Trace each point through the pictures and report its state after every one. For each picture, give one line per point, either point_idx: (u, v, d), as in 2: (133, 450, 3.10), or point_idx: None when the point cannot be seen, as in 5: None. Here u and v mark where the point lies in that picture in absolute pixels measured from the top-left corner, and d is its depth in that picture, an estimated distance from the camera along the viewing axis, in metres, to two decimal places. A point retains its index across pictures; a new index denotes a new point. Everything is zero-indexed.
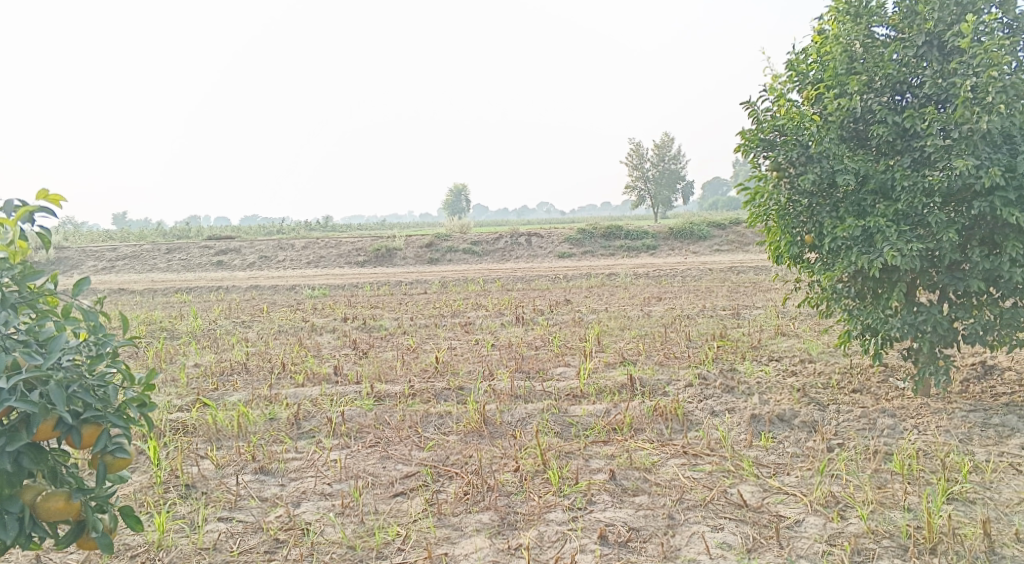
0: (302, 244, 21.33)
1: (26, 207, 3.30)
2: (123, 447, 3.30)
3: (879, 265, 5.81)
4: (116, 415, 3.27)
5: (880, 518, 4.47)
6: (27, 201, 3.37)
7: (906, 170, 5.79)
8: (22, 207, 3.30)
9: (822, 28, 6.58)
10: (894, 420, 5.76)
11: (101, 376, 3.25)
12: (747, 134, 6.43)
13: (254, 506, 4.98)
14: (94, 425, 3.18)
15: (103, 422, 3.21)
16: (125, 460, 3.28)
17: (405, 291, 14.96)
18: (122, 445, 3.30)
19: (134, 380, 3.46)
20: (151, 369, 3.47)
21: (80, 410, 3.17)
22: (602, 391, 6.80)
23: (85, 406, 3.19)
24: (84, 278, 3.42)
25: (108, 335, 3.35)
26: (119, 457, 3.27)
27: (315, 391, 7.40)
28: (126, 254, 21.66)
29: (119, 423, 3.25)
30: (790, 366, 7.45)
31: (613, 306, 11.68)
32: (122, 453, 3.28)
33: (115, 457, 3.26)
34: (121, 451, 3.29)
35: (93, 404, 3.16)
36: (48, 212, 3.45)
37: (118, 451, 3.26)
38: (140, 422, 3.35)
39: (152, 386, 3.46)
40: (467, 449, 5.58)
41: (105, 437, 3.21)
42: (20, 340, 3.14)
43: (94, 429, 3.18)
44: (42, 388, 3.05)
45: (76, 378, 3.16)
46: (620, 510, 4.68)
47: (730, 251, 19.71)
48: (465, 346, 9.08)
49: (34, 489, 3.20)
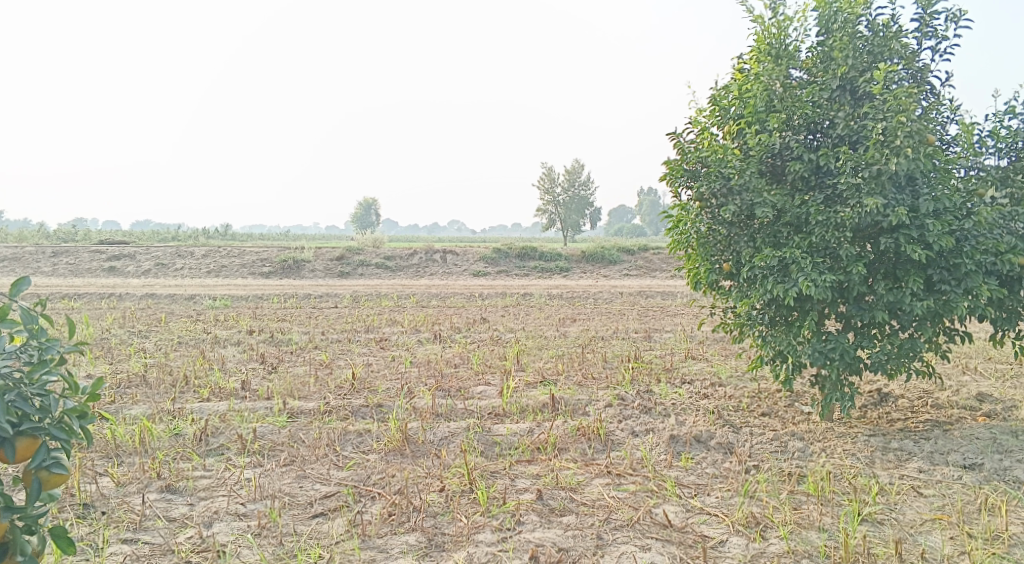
0: (204, 252, 20.49)
1: None
2: (61, 463, 3.00)
3: (794, 295, 6.05)
4: (56, 427, 2.99)
5: (799, 539, 4.64)
6: None
7: (819, 206, 6.08)
8: None
9: (742, 67, 6.88)
10: (804, 444, 6.00)
11: (42, 384, 2.97)
12: (672, 164, 6.61)
13: (162, 526, 4.69)
14: (30, 438, 2.92)
15: (41, 435, 2.94)
16: (61, 476, 2.99)
17: (314, 305, 14.56)
18: (60, 460, 3.00)
19: (78, 389, 3.14)
20: (96, 378, 3.14)
21: (15, 421, 2.91)
22: (524, 410, 6.79)
23: (22, 418, 2.92)
24: (24, 278, 3.14)
25: (53, 339, 3.02)
26: (56, 473, 2.98)
27: (223, 406, 7.08)
28: (8, 255, 20.23)
29: (59, 436, 2.97)
30: (702, 389, 7.66)
31: (528, 326, 11.74)
32: (59, 469, 2.99)
33: (51, 473, 2.97)
34: (58, 466, 3.00)
35: (30, 413, 2.90)
36: None
37: (55, 467, 2.97)
38: (82, 434, 3.08)
39: (98, 397, 3.14)
40: (389, 468, 5.45)
41: (42, 451, 2.94)
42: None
43: (30, 442, 2.91)
44: None
45: (13, 387, 2.88)
46: (549, 531, 4.68)
47: (639, 276, 20.20)
48: (381, 362, 8.90)
49: None
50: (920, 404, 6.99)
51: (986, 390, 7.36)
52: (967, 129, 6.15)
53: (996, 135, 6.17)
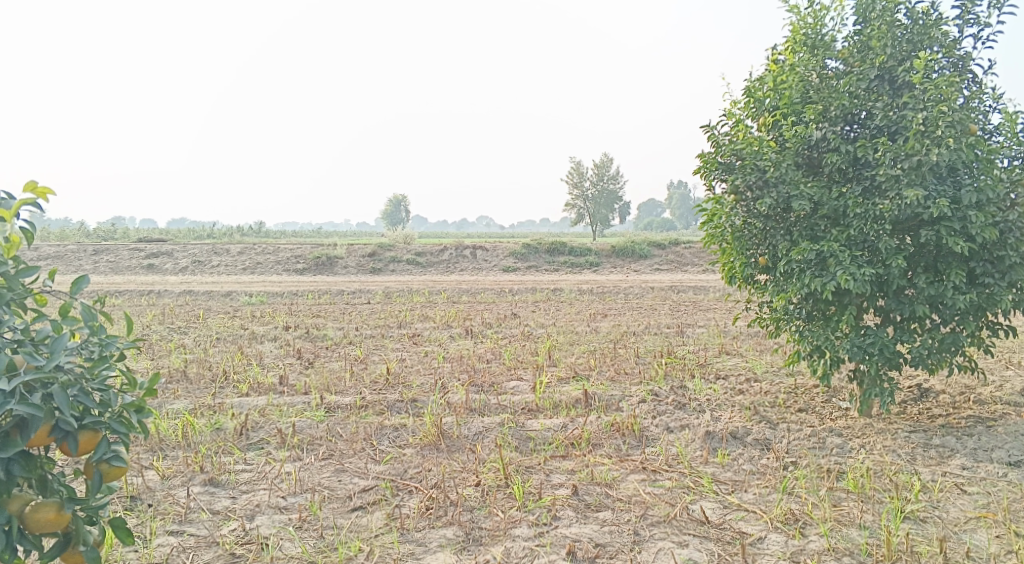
0: (239, 249, 20.79)
1: (23, 201, 3.04)
2: (119, 456, 3.07)
3: (832, 288, 5.97)
4: (116, 421, 3.03)
5: (839, 536, 4.61)
6: (16, 194, 3.09)
7: (858, 198, 6.00)
8: (18, 201, 3.04)
9: (776, 58, 6.80)
10: (842, 440, 5.94)
11: (102, 380, 3.01)
12: (706, 158, 6.57)
13: (205, 519, 4.79)
14: (92, 432, 2.95)
15: (102, 429, 2.97)
16: (120, 469, 3.06)
17: (347, 301, 14.71)
18: (119, 453, 3.06)
19: (135, 384, 3.19)
20: (152, 373, 3.21)
21: (78, 416, 2.95)
22: (558, 405, 6.81)
23: (84, 412, 2.95)
24: (82, 277, 3.21)
25: (112, 336, 3.09)
26: (115, 466, 3.05)
27: (261, 401, 7.19)
28: (50, 253, 20.71)
29: (119, 430, 3.02)
30: (737, 384, 7.60)
31: (560, 321, 11.75)
32: (119, 462, 3.06)
33: (110, 466, 3.04)
34: (117, 460, 3.06)
35: (94, 408, 2.93)
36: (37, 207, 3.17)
37: (114, 460, 3.04)
38: (140, 429, 3.12)
39: (154, 392, 3.20)
40: (426, 463, 5.50)
41: (104, 445, 2.98)
42: (15, 340, 2.90)
43: (92, 436, 2.94)
44: (43, 391, 2.82)
45: (77, 381, 2.92)
46: (585, 526, 4.69)
47: (670, 270, 20.09)
48: (414, 357, 8.97)
49: (22, 498, 2.94)
50: (961, 399, 6.87)
51: None
52: (1010, 118, 6.02)
53: None
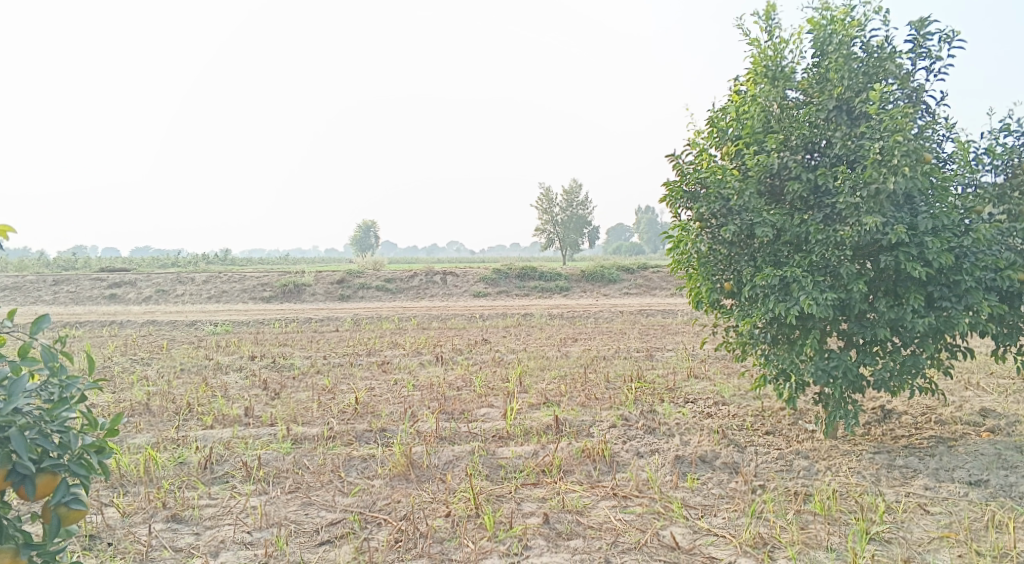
0: (205, 277, 20.52)
1: None
2: (79, 499, 2.96)
3: (795, 313, 6.06)
4: (77, 462, 2.97)
5: (807, 559, 4.64)
6: None
7: (819, 225, 6.12)
8: None
9: (738, 88, 6.94)
10: (809, 462, 6.01)
11: (62, 421, 2.94)
12: (672, 186, 6.66)
13: (168, 557, 4.68)
14: (50, 474, 2.89)
15: (60, 471, 2.91)
16: (79, 512, 2.93)
17: (316, 329, 14.57)
18: (79, 496, 2.96)
19: (96, 425, 3.11)
20: (115, 413, 3.14)
21: (36, 458, 2.89)
22: (528, 432, 6.79)
23: (42, 454, 2.89)
24: (43, 316, 3.15)
25: (73, 376, 3.02)
26: (74, 509, 2.93)
27: (227, 433, 7.06)
28: (9, 284, 20.24)
29: (79, 472, 2.94)
30: (706, 408, 7.66)
31: (529, 347, 11.75)
32: (78, 505, 2.94)
33: (69, 509, 2.92)
34: (77, 502, 2.96)
35: (52, 451, 2.86)
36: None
37: (75, 502, 2.92)
38: (101, 471, 3.04)
39: (117, 431, 3.12)
40: (395, 494, 5.44)
41: (63, 488, 2.91)
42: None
43: (50, 479, 2.88)
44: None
45: (33, 424, 2.85)
46: (556, 555, 4.67)
47: (639, 295, 20.24)
48: (383, 386, 8.90)
49: None
50: (923, 420, 6.99)
51: (988, 405, 7.36)
52: (963, 147, 6.21)
53: (993, 152, 6.23)
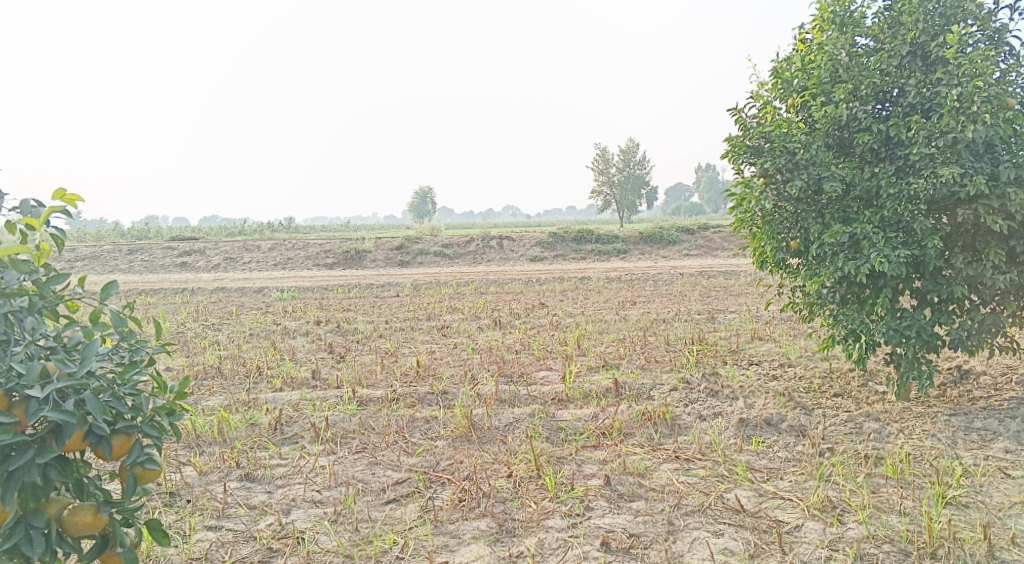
0: (270, 245, 20.99)
1: (50, 210, 3.02)
2: (153, 459, 3.06)
3: (866, 271, 5.84)
4: (149, 425, 3.03)
5: (879, 523, 4.52)
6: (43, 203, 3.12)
7: (890, 178, 5.84)
8: (46, 210, 3.02)
9: (804, 37, 6.66)
10: (880, 425, 5.84)
11: (134, 384, 3.02)
12: (734, 141, 6.46)
13: (242, 514, 4.82)
14: (125, 436, 2.95)
15: (134, 432, 2.97)
16: (155, 471, 3.04)
17: (377, 294, 14.78)
18: (153, 456, 3.05)
19: (165, 388, 3.21)
20: (182, 377, 3.23)
21: (111, 420, 2.93)
22: (588, 395, 6.78)
23: (115, 416, 2.94)
24: (112, 283, 3.24)
25: (141, 342, 3.14)
26: (149, 469, 3.03)
27: (296, 395, 7.25)
28: (87, 254, 21.05)
29: (152, 434, 3.01)
30: (771, 370, 7.50)
31: (588, 310, 11.70)
32: (153, 465, 3.04)
33: (145, 469, 3.02)
34: (152, 462, 3.05)
35: (127, 413, 2.93)
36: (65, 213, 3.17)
37: (149, 463, 3.02)
38: (172, 432, 3.13)
39: (185, 395, 3.22)
40: (457, 455, 5.51)
41: (137, 449, 2.97)
42: (46, 348, 2.90)
43: (126, 439, 2.94)
44: (76, 397, 2.83)
45: (108, 386, 2.93)
46: (619, 516, 4.66)
47: (699, 256, 19.88)
48: (444, 349, 8.99)
49: (60, 502, 2.92)
50: (1002, 381, 6.71)
51: None
52: None
53: None
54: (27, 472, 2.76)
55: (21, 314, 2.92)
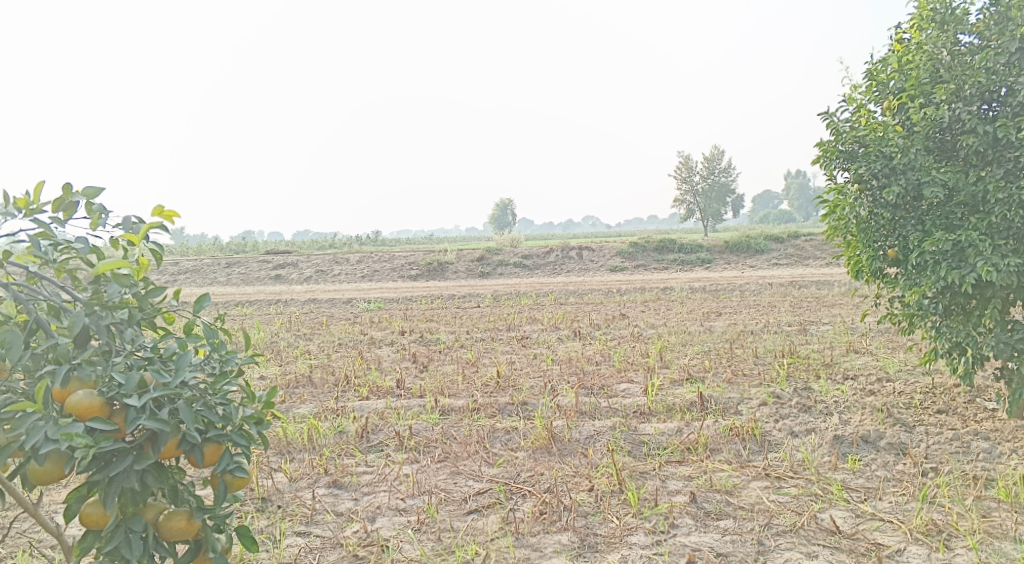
0: (357, 258, 21.51)
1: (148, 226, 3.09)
2: (242, 467, 3.12)
3: (971, 281, 5.49)
4: (238, 433, 3.08)
5: (990, 550, 4.22)
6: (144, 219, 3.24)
7: (999, 182, 5.46)
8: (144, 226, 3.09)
9: (901, 36, 6.36)
10: (990, 445, 5.48)
11: (225, 393, 3.07)
12: (826, 146, 6.22)
13: (330, 520, 4.89)
14: (215, 444, 3.01)
15: (225, 440, 3.02)
16: (243, 479, 3.12)
17: (459, 305, 14.91)
18: (242, 464, 3.12)
19: (254, 397, 3.25)
20: (271, 387, 3.26)
21: (203, 428, 3.00)
22: (672, 408, 6.62)
23: (208, 425, 3.01)
24: (204, 296, 3.33)
25: (232, 352, 3.20)
26: (239, 476, 3.11)
27: (381, 404, 7.36)
28: (188, 267, 22.06)
29: (241, 442, 3.06)
30: (867, 385, 7.15)
31: (671, 321, 11.48)
32: (242, 473, 3.13)
33: (235, 476, 3.10)
34: (241, 470, 3.12)
35: (217, 422, 2.98)
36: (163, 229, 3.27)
37: (238, 472, 3.08)
38: (261, 440, 3.16)
39: (273, 404, 3.25)
40: (538, 466, 5.46)
41: (227, 457, 3.04)
42: (144, 359, 3.00)
43: (216, 447, 3.01)
44: (171, 406, 2.89)
45: (200, 396, 2.99)
46: (705, 535, 4.50)
47: (788, 265, 19.22)
48: (524, 360, 8.97)
49: (156, 506, 3.02)
50: None
51: None
52: None
53: None
54: (126, 478, 2.86)
55: (122, 326, 3.04)
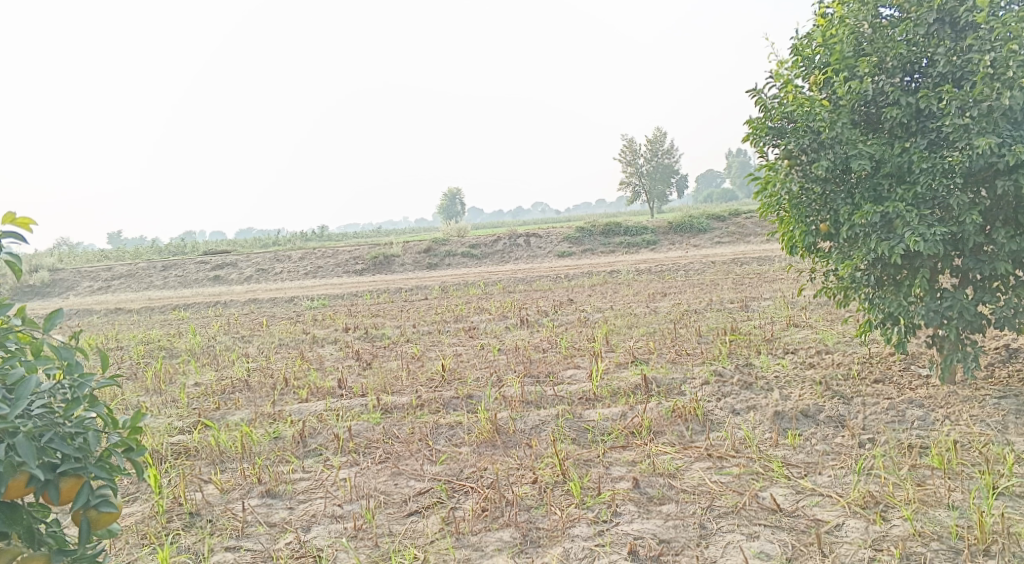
0: (300, 255, 21.05)
1: None
2: (109, 501, 2.90)
3: (900, 252, 5.53)
4: (98, 465, 2.89)
5: (926, 519, 4.28)
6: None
7: (923, 152, 5.52)
8: None
9: (825, 11, 6.35)
10: (924, 412, 5.57)
11: (79, 421, 2.87)
12: (755, 123, 6.22)
13: (262, 532, 4.70)
14: (74, 478, 2.83)
15: (83, 473, 2.83)
16: (110, 514, 2.88)
17: (406, 298, 14.68)
18: (108, 497, 2.89)
19: (118, 423, 3.05)
20: (136, 410, 3.07)
21: (55, 463, 2.82)
22: (616, 393, 6.57)
23: (62, 457, 2.83)
24: (57, 311, 3.08)
25: (86, 375, 2.97)
26: (104, 512, 2.87)
27: (321, 406, 7.15)
28: (122, 272, 21.27)
29: (103, 474, 2.87)
30: (808, 358, 7.22)
31: (617, 304, 11.47)
32: (108, 507, 2.88)
33: (99, 512, 2.87)
34: (107, 504, 2.89)
35: (70, 454, 2.80)
36: (15, 237, 3.06)
37: (103, 506, 2.86)
38: (127, 470, 2.96)
39: (140, 429, 3.07)
40: (481, 461, 5.35)
41: (87, 490, 2.84)
42: None
43: (74, 482, 2.83)
44: (8, 441, 2.70)
45: (49, 427, 2.79)
46: (648, 522, 4.46)
47: (732, 243, 19.47)
48: (470, 352, 8.84)
49: (10, 552, 2.84)
50: None
51: None
52: None
53: None
54: None
55: None
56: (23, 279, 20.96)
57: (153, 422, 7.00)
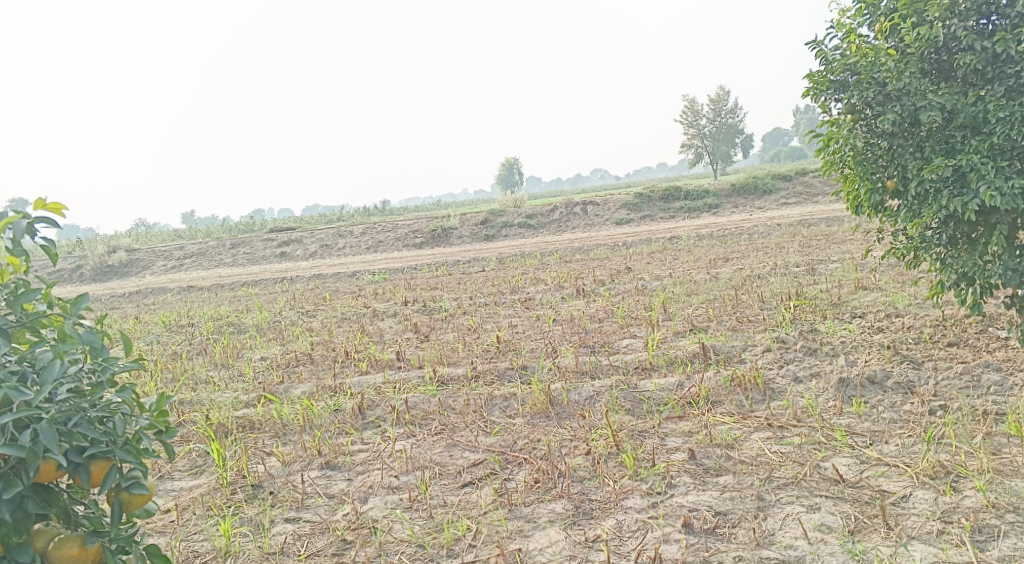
0: (362, 230, 21.27)
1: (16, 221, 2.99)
2: (140, 483, 3.04)
3: (974, 208, 5.20)
4: (126, 448, 2.99)
5: (1000, 490, 4.08)
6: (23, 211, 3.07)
7: (1000, 100, 5.16)
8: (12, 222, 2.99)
9: None
10: (1001, 376, 5.29)
11: (105, 405, 2.96)
12: (816, 77, 5.92)
13: (321, 504, 4.78)
14: (103, 461, 2.94)
15: (112, 457, 2.94)
16: (142, 495, 3.03)
17: (464, 270, 14.67)
18: (139, 480, 3.04)
19: (144, 406, 3.15)
20: (161, 394, 3.19)
21: (84, 447, 2.91)
22: (673, 361, 6.44)
23: (90, 441, 2.91)
24: (83, 295, 3.17)
25: (110, 358, 3.06)
26: (136, 493, 3.03)
27: (379, 378, 7.22)
28: (194, 251, 21.89)
29: (130, 458, 2.97)
30: (876, 322, 6.93)
31: (676, 271, 11.24)
32: (139, 489, 3.03)
33: (131, 494, 3.02)
34: (138, 486, 3.04)
35: (97, 438, 2.88)
36: (48, 222, 3.14)
37: (134, 488, 3.00)
38: (155, 453, 3.07)
39: (167, 411, 3.19)
40: (535, 432, 5.32)
41: (116, 472, 2.96)
42: (12, 373, 2.87)
43: (103, 465, 2.93)
44: (35, 427, 2.78)
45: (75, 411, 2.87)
46: (704, 493, 4.36)
47: (799, 204, 18.82)
48: (526, 323, 8.79)
49: (46, 533, 2.94)
50: None
51: None
52: None
53: None
54: None
55: None
56: (103, 259, 21.83)
57: (219, 397, 7.19)
